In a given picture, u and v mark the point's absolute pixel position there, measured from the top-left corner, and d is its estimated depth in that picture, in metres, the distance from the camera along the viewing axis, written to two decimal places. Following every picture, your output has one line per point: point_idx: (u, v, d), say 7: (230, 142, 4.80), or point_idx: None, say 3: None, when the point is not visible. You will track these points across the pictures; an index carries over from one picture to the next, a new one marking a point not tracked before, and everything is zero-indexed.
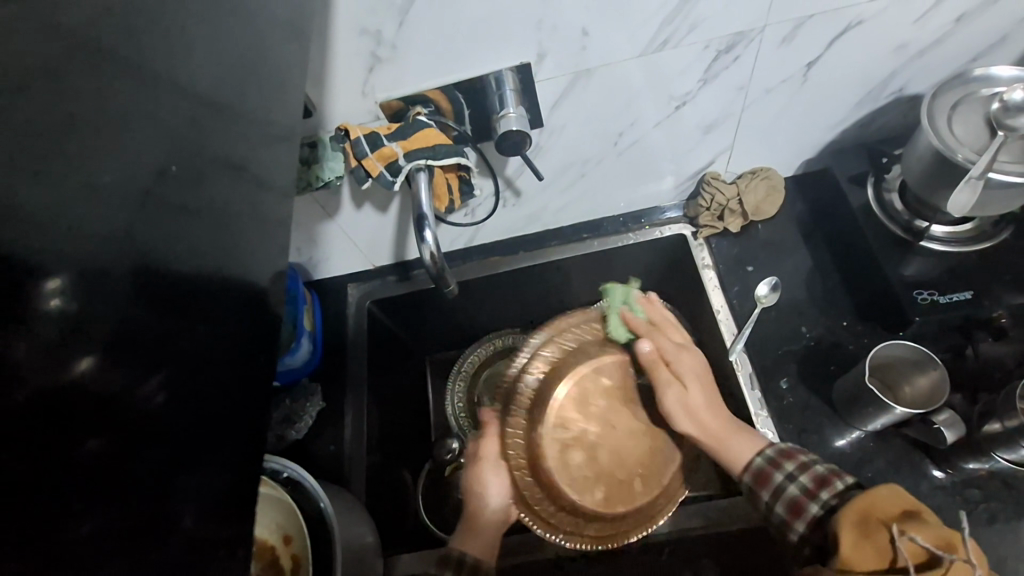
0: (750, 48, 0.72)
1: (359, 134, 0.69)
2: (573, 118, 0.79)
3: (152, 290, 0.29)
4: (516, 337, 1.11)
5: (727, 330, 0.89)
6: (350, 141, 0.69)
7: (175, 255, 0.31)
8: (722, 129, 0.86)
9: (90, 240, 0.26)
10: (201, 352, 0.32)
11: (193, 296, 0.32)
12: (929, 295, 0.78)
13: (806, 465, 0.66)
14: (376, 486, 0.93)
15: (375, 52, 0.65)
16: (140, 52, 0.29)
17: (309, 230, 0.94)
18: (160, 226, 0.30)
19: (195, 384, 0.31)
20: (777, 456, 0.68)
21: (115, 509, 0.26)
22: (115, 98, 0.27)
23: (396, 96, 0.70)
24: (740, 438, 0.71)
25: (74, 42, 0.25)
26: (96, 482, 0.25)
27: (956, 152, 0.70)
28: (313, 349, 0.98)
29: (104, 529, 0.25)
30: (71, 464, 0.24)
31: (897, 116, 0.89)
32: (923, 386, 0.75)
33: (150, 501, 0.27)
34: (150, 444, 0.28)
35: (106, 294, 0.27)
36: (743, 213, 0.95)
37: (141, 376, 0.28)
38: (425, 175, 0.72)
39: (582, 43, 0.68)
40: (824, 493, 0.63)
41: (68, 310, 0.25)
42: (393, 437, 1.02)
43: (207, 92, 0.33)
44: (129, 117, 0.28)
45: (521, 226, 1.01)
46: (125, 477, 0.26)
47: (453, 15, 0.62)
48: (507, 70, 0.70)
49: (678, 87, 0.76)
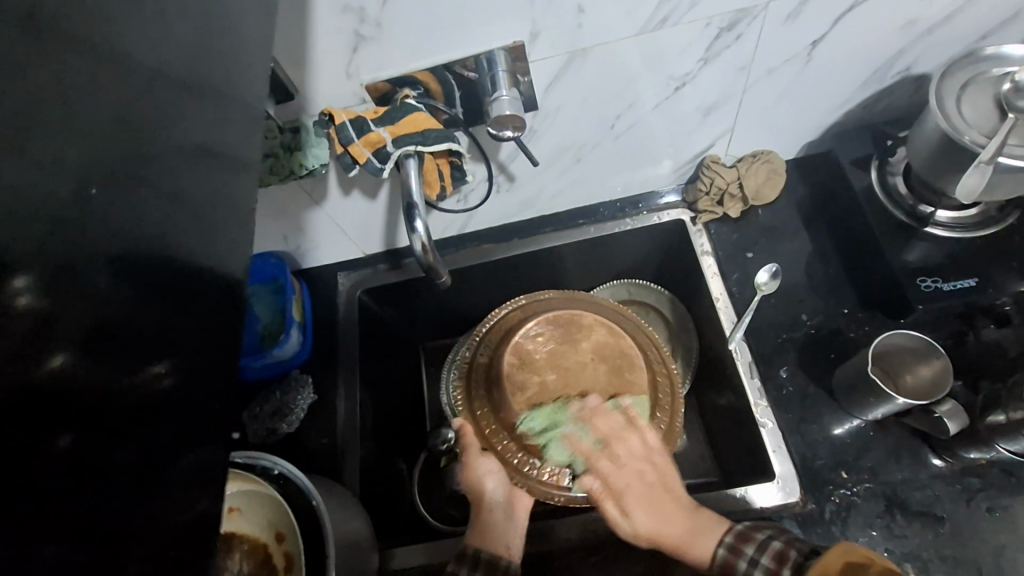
0: (753, 26, 0.69)
1: (344, 118, 0.66)
2: (568, 101, 0.76)
3: (129, 271, 0.27)
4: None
5: (726, 318, 0.87)
6: (334, 126, 0.65)
7: (150, 236, 0.28)
8: (723, 112, 0.83)
9: (43, 224, 0.23)
10: (180, 343, 0.30)
11: (170, 287, 0.30)
12: (932, 282, 0.76)
13: (765, 543, 0.64)
14: (372, 477, 0.92)
15: (360, 31, 0.61)
16: (80, 19, 0.24)
17: (296, 218, 0.91)
18: (128, 208, 0.27)
19: (178, 376, 0.29)
20: (736, 543, 0.65)
21: (89, 518, 0.23)
22: (55, 71, 0.23)
23: (384, 77, 0.67)
24: (699, 528, 0.66)
25: (35, 20, 0.23)
26: (74, 487, 0.23)
27: (963, 133, 0.68)
28: (303, 340, 0.97)
29: (89, 542, 0.23)
30: (38, 467, 0.22)
31: (902, 97, 0.86)
32: (925, 375, 0.73)
33: (131, 508, 0.25)
34: (129, 450, 0.26)
35: (77, 289, 0.24)
36: (743, 198, 0.92)
37: (118, 377, 0.26)
38: (415, 161, 0.69)
39: (578, 21, 0.64)
40: (786, 572, 0.62)
41: (35, 306, 0.22)
42: (386, 427, 1.01)
43: (163, 69, 0.29)
44: (75, 95, 0.24)
45: (515, 212, 0.98)
46: (94, 485, 0.24)
47: None
48: (499, 49, 0.67)
49: (677, 67, 0.73)
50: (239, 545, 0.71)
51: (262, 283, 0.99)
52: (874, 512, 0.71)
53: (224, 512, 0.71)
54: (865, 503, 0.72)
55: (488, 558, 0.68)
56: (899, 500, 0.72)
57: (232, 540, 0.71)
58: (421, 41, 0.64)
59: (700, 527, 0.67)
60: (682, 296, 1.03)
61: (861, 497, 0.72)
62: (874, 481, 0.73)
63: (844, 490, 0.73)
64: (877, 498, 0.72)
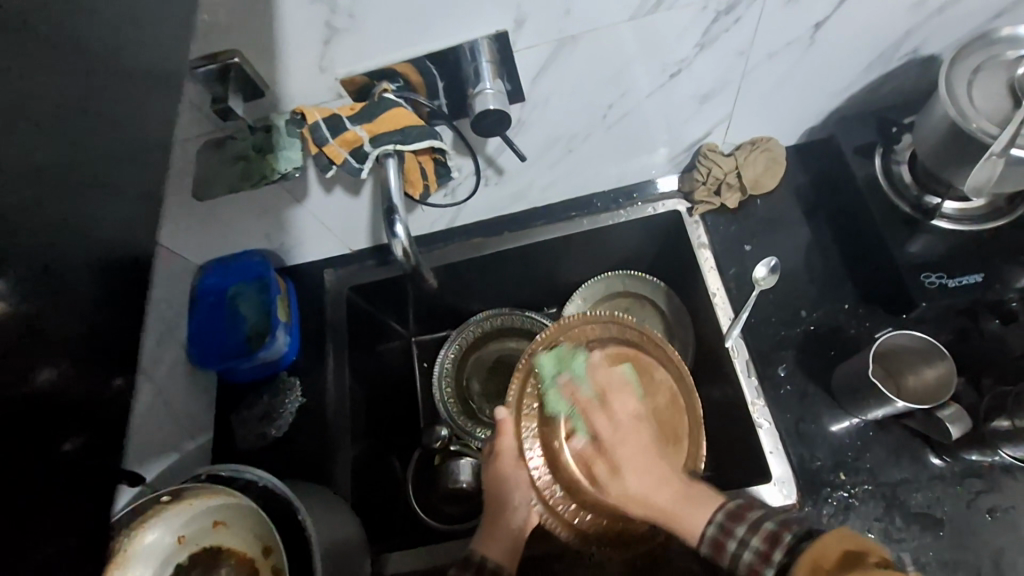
0: (753, 9, 0.64)
1: (318, 117, 0.61)
2: (558, 91, 0.72)
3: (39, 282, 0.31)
4: (504, 316, 1.08)
5: (723, 314, 0.85)
6: (307, 125, 0.61)
7: (58, 257, 0.31)
8: (721, 99, 0.79)
9: None
10: (76, 341, 0.33)
11: (78, 290, 0.33)
12: (936, 278, 0.74)
13: (755, 523, 0.59)
14: (363, 477, 0.90)
15: (330, 23, 0.57)
16: None
17: (277, 216, 0.88)
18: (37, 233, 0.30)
19: (67, 372, 0.33)
20: (727, 522, 0.60)
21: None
22: None
23: (360, 70, 0.63)
24: (689, 502, 0.63)
25: None
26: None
27: (971, 120, 0.64)
28: (290, 340, 0.94)
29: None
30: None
31: (910, 80, 0.82)
32: (930, 377, 0.71)
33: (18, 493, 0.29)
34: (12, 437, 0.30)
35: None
36: (741, 187, 0.89)
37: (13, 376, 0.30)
38: (395, 161, 0.65)
39: (565, 7, 0.59)
40: (777, 555, 0.57)
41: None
42: (378, 423, 1.00)
43: None
44: None
45: (505, 205, 0.94)
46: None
47: None
48: (482, 38, 0.62)
49: (672, 54, 0.69)
50: (227, 559, 0.70)
51: (242, 278, 0.95)
52: (872, 515, 0.70)
53: (210, 526, 0.70)
54: (863, 505, 0.71)
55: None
56: (898, 502, 0.70)
57: (219, 554, 0.70)
58: (397, 31, 0.60)
59: (688, 504, 0.63)
60: (678, 289, 1.01)
61: (859, 499, 0.71)
62: (873, 483, 0.72)
63: (842, 492, 0.72)
64: (876, 500, 0.71)
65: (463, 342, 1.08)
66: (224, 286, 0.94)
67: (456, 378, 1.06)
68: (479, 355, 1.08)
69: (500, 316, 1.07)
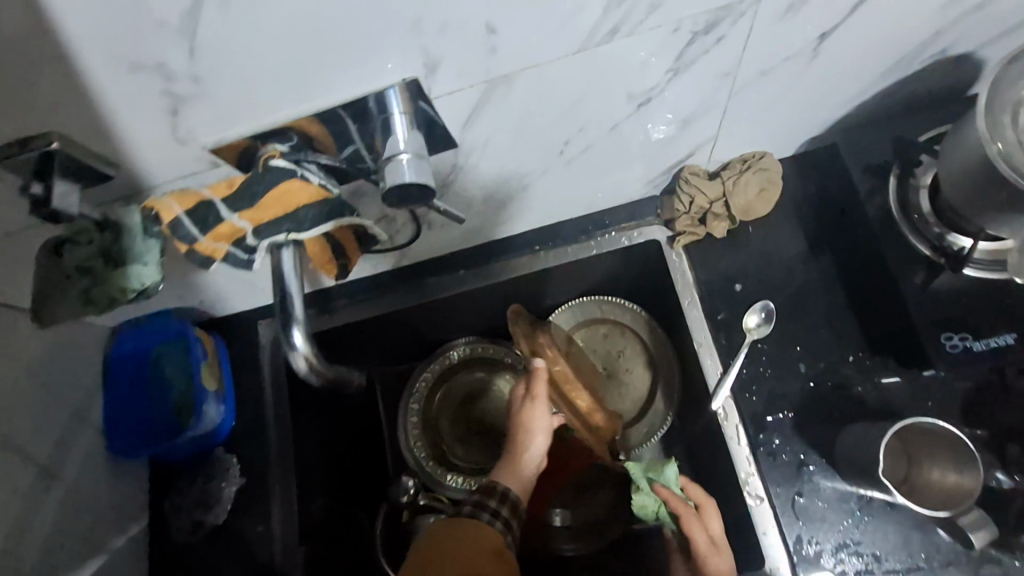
0: (740, 25, 0.50)
1: (178, 210, 0.47)
2: (500, 133, 0.57)
3: None
4: (471, 347, 1.00)
5: (710, 368, 0.74)
6: (163, 224, 0.47)
7: None
8: (703, 122, 0.65)
9: None
10: None
11: None
12: (961, 342, 0.63)
13: None
14: (318, 537, 0.84)
15: (171, 90, 0.42)
16: None
17: (188, 278, 0.75)
18: None
19: None
20: None
21: None
22: None
23: (233, 135, 0.48)
24: None
25: None
26: None
27: (994, 140, 0.54)
28: (225, 409, 0.84)
29: None
30: None
31: (932, 82, 0.68)
32: (949, 483, 0.62)
33: None
34: None
35: None
36: (730, 215, 0.76)
37: None
38: (291, 250, 0.52)
39: (489, 44, 0.45)
40: None
41: None
42: (342, 483, 0.91)
43: None
44: None
45: (457, 241, 0.81)
46: None
47: (285, 25, 0.40)
48: (390, 88, 0.47)
49: (639, 82, 0.54)
50: None
51: (165, 341, 0.83)
52: None
53: None
54: None
55: (506, 517, 0.57)
56: None
57: None
58: (270, 92, 0.45)
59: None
60: (660, 321, 0.89)
61: None
62: (878, 569, 0.65)
63: None
64: None
65: (429, 379, 0.99)
66: (141, 350, 0.83)
67: (424, 420, 0.98)
68: (448, 391, 1.01)
69: (472, 346, 1.00)
